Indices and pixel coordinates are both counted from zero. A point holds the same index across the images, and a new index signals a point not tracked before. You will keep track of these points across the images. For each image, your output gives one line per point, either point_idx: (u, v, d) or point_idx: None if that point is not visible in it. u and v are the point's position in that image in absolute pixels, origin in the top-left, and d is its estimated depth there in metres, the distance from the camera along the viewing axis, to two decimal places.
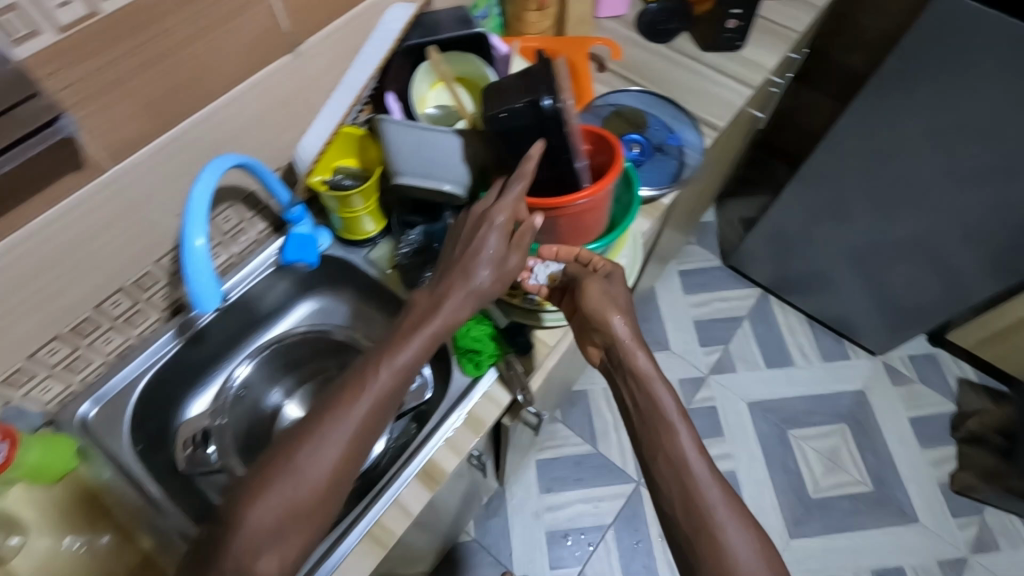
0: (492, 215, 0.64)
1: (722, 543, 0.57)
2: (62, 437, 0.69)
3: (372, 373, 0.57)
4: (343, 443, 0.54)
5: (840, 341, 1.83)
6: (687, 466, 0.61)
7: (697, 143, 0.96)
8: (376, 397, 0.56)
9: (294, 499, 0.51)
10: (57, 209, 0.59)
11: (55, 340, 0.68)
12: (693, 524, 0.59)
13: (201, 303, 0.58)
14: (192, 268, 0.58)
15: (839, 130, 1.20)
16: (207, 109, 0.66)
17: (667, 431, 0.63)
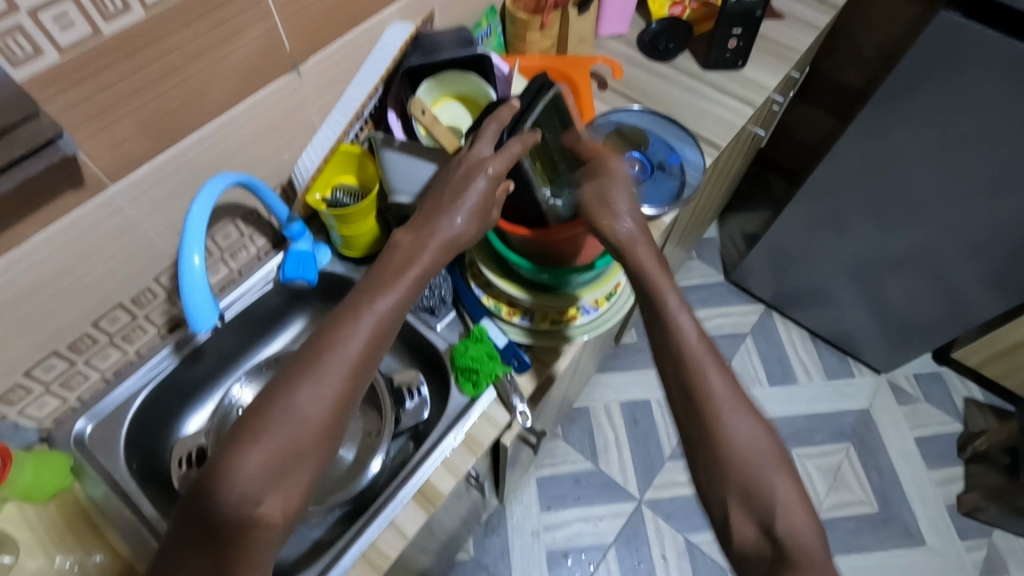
0: (484, 166, 0.62)
1: (723, 436, 0.55)
2: (55, 454, 0.68)
3: (368, 304, 0.55)
4: (335, 380, 0.51)
5: (844, 358, 1.82)
6: (704, 377, 0.57)
7: (698, 162, 0.96)
8: (363, 334, 0.54)
9: (285, 437, 0.49)
10: (55, 227, 0.59)
11: (53, 356, 0.68)
12: (694, 431, 0.57)
13: (196, 323, 0.56)
14: (188, 287, 0.55)
15: (839, 148, 1.20)
16: (208, 127, 0.66)
17: (673, 319, 0.60)
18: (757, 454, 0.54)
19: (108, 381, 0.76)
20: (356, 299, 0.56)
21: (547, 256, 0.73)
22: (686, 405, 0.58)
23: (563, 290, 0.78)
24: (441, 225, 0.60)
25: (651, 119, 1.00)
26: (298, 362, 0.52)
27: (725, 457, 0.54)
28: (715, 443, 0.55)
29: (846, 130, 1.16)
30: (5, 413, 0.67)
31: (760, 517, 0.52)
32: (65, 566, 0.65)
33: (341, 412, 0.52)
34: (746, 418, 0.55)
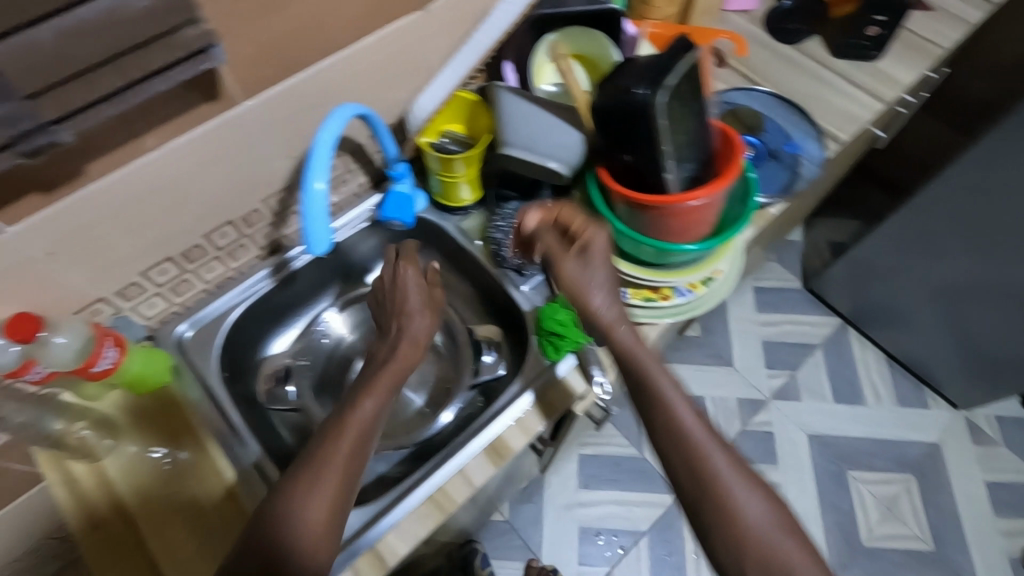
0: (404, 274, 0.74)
1: (734, 512, 0.55)
2: (158, 351, 0.73)
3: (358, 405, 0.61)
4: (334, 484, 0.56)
5: (919, 387, 1.71)
6: (707, 454, 0.58)
7: (816, 155, 0.89)
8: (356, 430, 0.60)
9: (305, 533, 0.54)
10: (187, 137, 0.61)
11: (167, 261, 0.71)
12: (693, 486, 0.58)
13: (313, 247, 0.58)
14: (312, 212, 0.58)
15: (968, 162, 1.10)
16: (336, 57, 0.67)
17: (668, 401, 0.61)
18: (769, 523, 0.55)
19: (210, 292, 0.80)
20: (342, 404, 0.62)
21: (651, 227, 0.68)
22: (688, 467, 0.58)
23: (660, 265, 0.74)
24: (407, 331, 0.70)
25: (773, 105, 0.93)
26: (293, 474, 0.57)
27: (726, 512, 0.55)
28: (718, 510, 0.56)
29: (980, 143, 1.06)
30: (120, 307, 0.71)
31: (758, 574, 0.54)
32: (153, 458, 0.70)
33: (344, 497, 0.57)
34: (738, 471, 0.58)
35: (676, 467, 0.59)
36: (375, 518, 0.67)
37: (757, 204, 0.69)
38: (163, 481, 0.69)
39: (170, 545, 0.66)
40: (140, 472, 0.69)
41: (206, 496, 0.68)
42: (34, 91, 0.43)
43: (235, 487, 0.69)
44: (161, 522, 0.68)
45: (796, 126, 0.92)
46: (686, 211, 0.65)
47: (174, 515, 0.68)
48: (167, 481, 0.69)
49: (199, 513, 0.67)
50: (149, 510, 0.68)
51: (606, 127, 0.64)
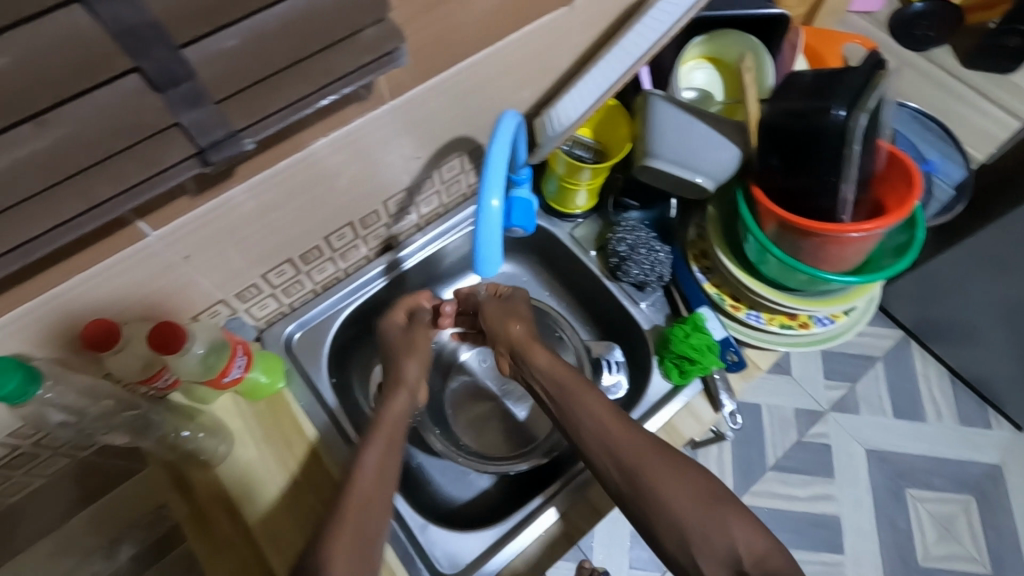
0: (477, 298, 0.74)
1: (661, 498, 0.54)
2: (274, 356, 0.70)
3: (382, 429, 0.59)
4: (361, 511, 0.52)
5: (984, 406, 1.66)
6: (619, 439, 0.57)
7: (955, 176, 0.85)
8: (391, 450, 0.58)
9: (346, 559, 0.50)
10: (331, 138, 0.56)
11: (286, 263, 0.68)
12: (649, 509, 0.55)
13: (487, 267, 0.54)
14: (483, 229, 0.53)
15: None
16: (482, 54, 0.62)
17: (575, 394, 0.61)
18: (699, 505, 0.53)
19: (316, 293, 0.77)
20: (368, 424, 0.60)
21: (804, 252, 0.63)
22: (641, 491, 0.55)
23: (803, 292, 0.70)
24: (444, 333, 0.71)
25: (915, 122, 0.87)
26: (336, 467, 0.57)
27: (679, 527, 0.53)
28: (653, 512, 0.54)
29: None
30: (235, 308, 0.68)
31: (695, 563, 0.52)
32: (268, 466, 0.66)
33: (383, 527, 0.53)
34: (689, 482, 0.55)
35: (583, 442, 0.59)
36: (498, 542, 0.64)
37: (924, 236, 0.63)
38: (279, 492, 0.65)
39: (278, 534, 0.63)
40: (256, 482, 0.65)
41: (313, 481, 0.66)
42: (223, 98, 0.39)
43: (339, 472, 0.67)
44: (264, 511, 0.64)
45: (935, 145, 0.85)
46: (846, 241, 0.60)
47: (277, 505, 0.64)
48: (284, 491, 0.65)
49: (306, 497, 0.65)
50: (258, 507, 0.64)
51: (776, 146, 0.59)
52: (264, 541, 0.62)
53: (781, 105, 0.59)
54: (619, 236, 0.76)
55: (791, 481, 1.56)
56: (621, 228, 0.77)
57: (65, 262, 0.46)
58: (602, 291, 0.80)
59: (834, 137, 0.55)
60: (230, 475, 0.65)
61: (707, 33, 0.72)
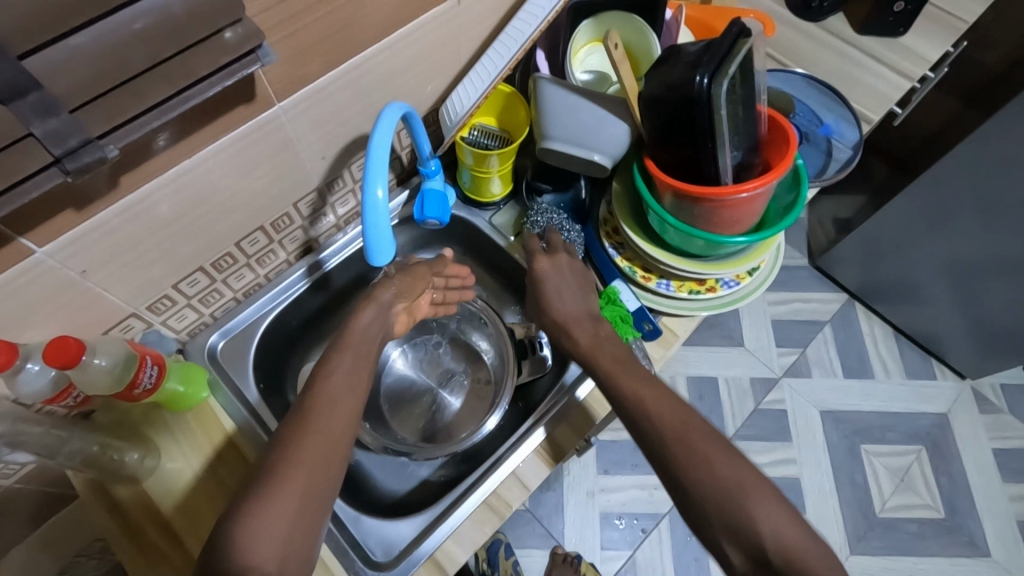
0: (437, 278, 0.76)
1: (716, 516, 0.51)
2: (194, 365, 0.70)
3: (320, 409, 0.55)
4: (295, 493, 0.50)
5: (927, 359, 1.72)
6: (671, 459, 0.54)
7: (850, 137, 0.89)
8: (334, 431, 0.54)
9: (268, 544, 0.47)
10: (220, 142, 0.57)
11: (198, 272, 0.68)
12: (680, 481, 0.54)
13: (376, 256, 0.55)
14: (371, 221, 0.54)
15: (987, 139, 1.08)
16: (370, 50, 0.63)
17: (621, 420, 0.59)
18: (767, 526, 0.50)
19: (238, 301, 0.77)
20: (303, 404, 0.56)
21: (699, 218, 0.66)
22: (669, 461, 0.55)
23: (707, 257, 0.72)
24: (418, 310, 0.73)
25: (806, 87, 0.91)
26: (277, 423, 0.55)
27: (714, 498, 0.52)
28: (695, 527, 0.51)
29: (993, 119, 1.05)
30: (151, 321, 0.68)
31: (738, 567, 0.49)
32: (193, 475, 0.67)
33: (315, 507, 0.51)
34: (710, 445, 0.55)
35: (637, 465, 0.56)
36: (430, 527, 0.66)
37: (808, 194, 0.66)
38: (208, 499, 0.66)
39: (195, 520, 0.65)
40: (184, 493, 0.66)
41: (226, 468, 0.68)
42: (78, 106, 0.40)
43: None
44: (182, 501, 0.66)
45: (829, 109, 0.90)
46: (734, 202, 0.63)
47: (193, 493, 0.66)
48: (212, 497, 0.66)
49: (221, 483, 0.67)
50: (190, 517, 0.65)
51: (655, 116, 0.61)
52: (185, 530, 0.65)
53: (657, 78, 0.61)
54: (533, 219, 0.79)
55: (752, 448, 1.60)
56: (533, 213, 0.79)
57: None
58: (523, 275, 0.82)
59: (699, 105, 0.57)
60: (159, 488, 0.66)
61: (593, 16, 0.73)
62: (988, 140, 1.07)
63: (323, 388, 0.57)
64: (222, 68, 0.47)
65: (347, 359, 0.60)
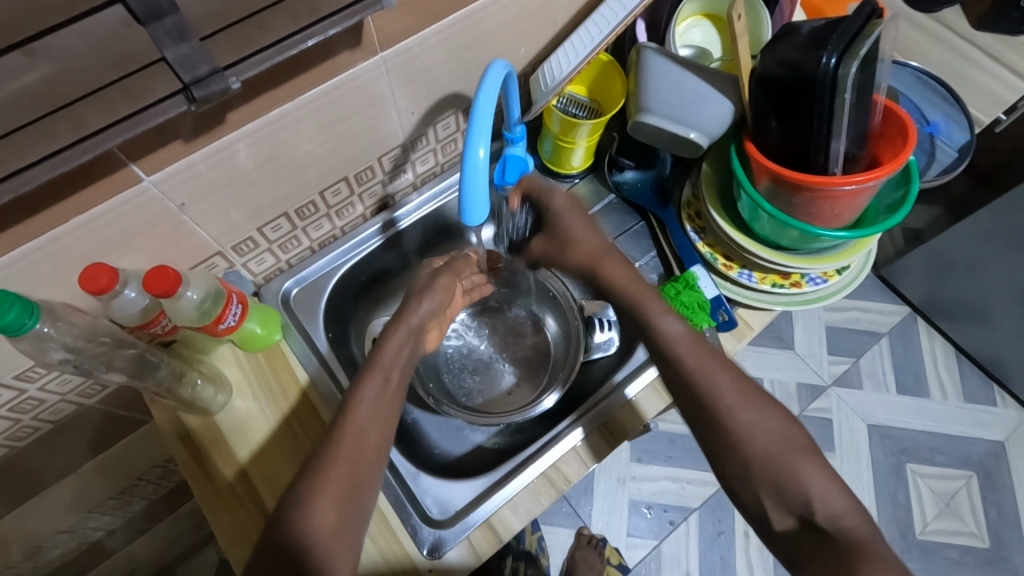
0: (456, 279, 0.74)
1: None
2: (270, 309, 0.72)
3: (358, 417, 0.58)
4: (334, 496, 0.54)
5: (989, 384, 1.64)
6: None
7: (958, 141, 0.84)
8: (371, 442, 0.58)
9: (307, 548, 0.52)
10: (321, 88, 0.57)
11: (282, 217, 0.69)
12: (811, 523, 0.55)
13: (469, 216, 0.54)
14: (470, 180, 0.53)
15: None
16: (476, 5, 0.61)
17: None
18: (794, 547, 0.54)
19: (313, 251, 0.78)
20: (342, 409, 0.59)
21: (796, 208, 0.63)
22: (775, 513, 0.55)
23: (797, 250, 0.69)
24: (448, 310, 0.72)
25: (916, 82, 0.85)
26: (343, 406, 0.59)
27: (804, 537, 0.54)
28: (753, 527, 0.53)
29: None
30: (233, 261, 0.70)
31: None
32: (258, 412, 0.69)
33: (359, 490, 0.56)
34: (786, 494, 0.56)
35: None
36: (486, 492, 0.66)
37: (919, 190, 0.62)
38: (270, 436, 0.68)
39: (273, 474, 0.66)
40: (251, 427, 0.68)
41: (302, 423, 0.69)
42: (208, 34, 0.40)
43: (328, 416, 0.69)
44: (257, 455, 0.67)
45: (938, 106, 0.84)
46: (838, 195, 0.60)
47: (269, 446, 0.68)
48: (274, 435, 0.68)
49: (297, 440, 0.68)
50: (256, 453, 0.67)
51: (764, 96, 0.59)
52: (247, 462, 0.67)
53: (773, 57, 0.58)
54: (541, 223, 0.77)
55: None
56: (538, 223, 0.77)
57: (60, 203, 0.47)
58: None
59: (821, 87, 0.54)
60: (228, 421, 0.69)
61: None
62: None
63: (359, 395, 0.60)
64: (342, 9, 0.46)
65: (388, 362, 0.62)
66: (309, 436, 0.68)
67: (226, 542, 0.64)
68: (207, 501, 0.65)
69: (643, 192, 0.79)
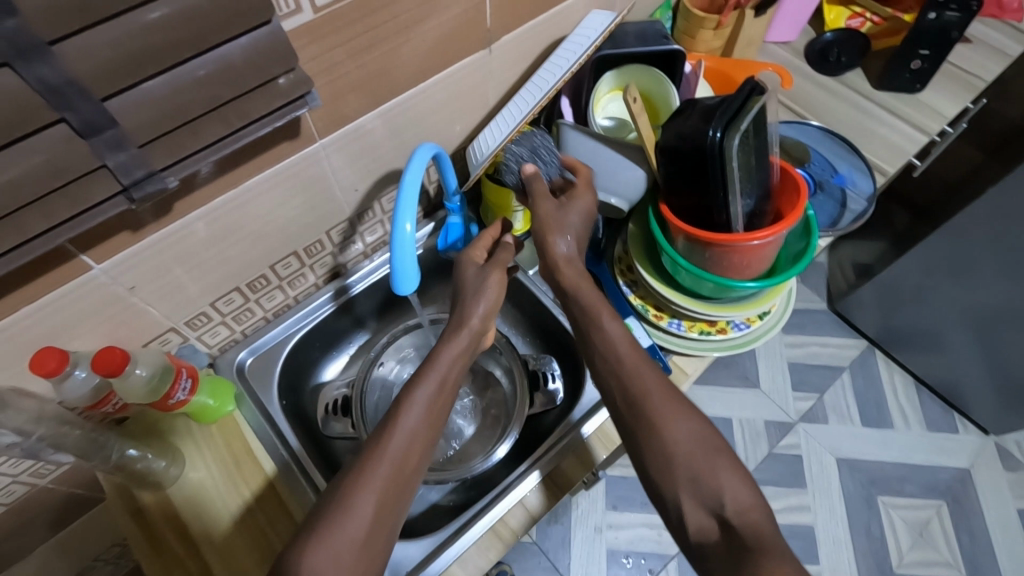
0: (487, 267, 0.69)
1: None
2: (223, 380, 0.74)
3: (403, 418, 0.58)
4: (375, 500, 0.53)
5: (948, 411, 1.69)
6: None
7: (864, 189, 0.90)
8: (414, 448, 0.57)
9: (345, 552, 0.50)
10: (265, 174, 0.62)
11: (234, 291, 0.73)
12: (723, 520, 0.51)
13: (401, 285, 0.59)
14: (398, 252, 0.58)
15: (992, 195, 1.08)
16: (407, 94, 0.68)
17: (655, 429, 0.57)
18: None
19: (268, 320, 0.81)
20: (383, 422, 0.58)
21: (710, 262, 0.68)
22: None
23: (718, 299, 0.74)
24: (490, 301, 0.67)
25: (822, 137, 0.94)
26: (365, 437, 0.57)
27: None
28: None
29: (997, 182, 1.06)
30: (187, 335, 0.73)
31: None
32: (217, 495, 0.70)
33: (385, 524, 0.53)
34: None
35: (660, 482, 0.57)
36: (438, 549, 0.67)
37: (818, 242, 0.68)
38: (233, 525, 0.68)
39: (235, 563, 0.66)
40: (204, 501, 0.69)
41: (268, 517, 0.69)
42: (145, 142, 0.45)
43: (295, 506, 0.69)
44: (215, 539, 0.68)
45: (843, 158, 0.92)
46: (745, 249, 0.65)
47: (230, 532, 0.68)
48: (238, 526, 0.68)
49: (262, 532, 0.68)
50: (212, 532, 0.68)
51: (668, 165, 0.65)
52: (200, 536, 0.68)
53: (671, 129, 0.64)
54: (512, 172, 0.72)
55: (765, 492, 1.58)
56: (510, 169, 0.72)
57: (10, 296, 0.51)
58: (540, 308, 0.85)
59: (713, 156, 0.60)
60: (180, 496, 0.70)
61: (615, 68, 0.78)
62: (1009, 194, 1.05)
63: (411, 397, 0.59)
64: (273, 111, 0.51)
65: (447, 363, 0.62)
66: (270, 520, 0.68)
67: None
68: None
69: None
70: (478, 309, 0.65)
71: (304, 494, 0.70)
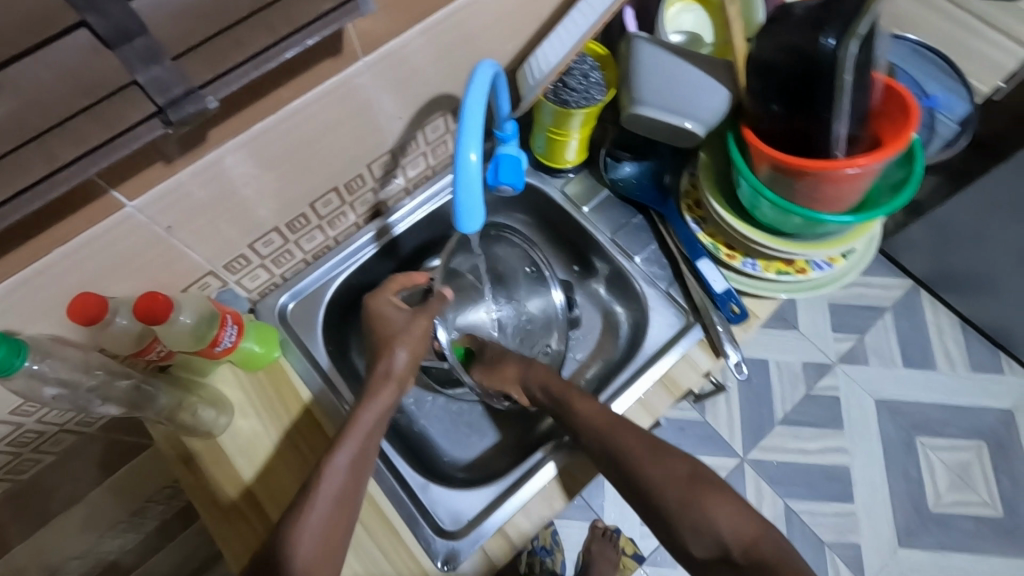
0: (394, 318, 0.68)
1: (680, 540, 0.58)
2: (268, 326, 0.71)
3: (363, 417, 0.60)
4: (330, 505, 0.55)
5: (996, 352, 1.59)
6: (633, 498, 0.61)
7: (957, 113, 0.83)
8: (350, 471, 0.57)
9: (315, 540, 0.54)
10: (302, 100, 0.55)
11: (273, 232, 0.67)
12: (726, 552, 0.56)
13: (466, 221, 0.53)
14: (462, 185, 0.52)
15: None
16: (457, 5, 0.59)
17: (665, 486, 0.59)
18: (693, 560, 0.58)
19: (307, 263, 0.77)
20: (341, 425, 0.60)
21: (798, 194, 0.61)
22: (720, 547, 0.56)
23: (800, 237, 0.68)
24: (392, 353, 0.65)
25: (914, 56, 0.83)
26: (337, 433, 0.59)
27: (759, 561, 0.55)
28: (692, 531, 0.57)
29: None
30: (226, 280, 0.68)
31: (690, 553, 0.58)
32: (256, 429, 0.68)
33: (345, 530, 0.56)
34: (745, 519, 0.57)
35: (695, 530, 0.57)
36: (499, 497, 0.65)
37: (923, 170, 0.60)
38: (279, 457, 0.67)
39: (277, 487, 0.66)
40: (255, 448, 0.68)
41: (309, 443, 0.68)
42: (180, 53, 0.38)
43: (334, 432, 0.69)
44: (261, 467, 0.67)
45: (936, 79, 0.82)
46: (842, 181, 0.58)
47: (273, 460, 0.67)
48: (282, 456, 0.67)
49: (303, 451, 0.68)
50: (262, 465, 0.67)
51: (766, 79, 0.57)
52: (253, 479, 0.66)
53: (771, 40, 0.56)
54: (576, 80, 0.72)
55: (802, 434, 1.51)
56: (577, 76, 0.72)
57: (39, 236, 0.46)
58: (594, 246, 0.79)
59: (826, 67, 0.52)
60: (232, 444, 0.68)
61: None
62: None
63: (331, 465, 0.57)
64: (321, 18, 0.44)
65: (366, 424, 0.60)
66: (313, 445, 0.68)
67: (231, 555, 0.64)
68: (217, 530, 0.65)
69: (640, 188, 0.77)
70: (400, 361, 0.64)
71: (339, 411, 0.70)
